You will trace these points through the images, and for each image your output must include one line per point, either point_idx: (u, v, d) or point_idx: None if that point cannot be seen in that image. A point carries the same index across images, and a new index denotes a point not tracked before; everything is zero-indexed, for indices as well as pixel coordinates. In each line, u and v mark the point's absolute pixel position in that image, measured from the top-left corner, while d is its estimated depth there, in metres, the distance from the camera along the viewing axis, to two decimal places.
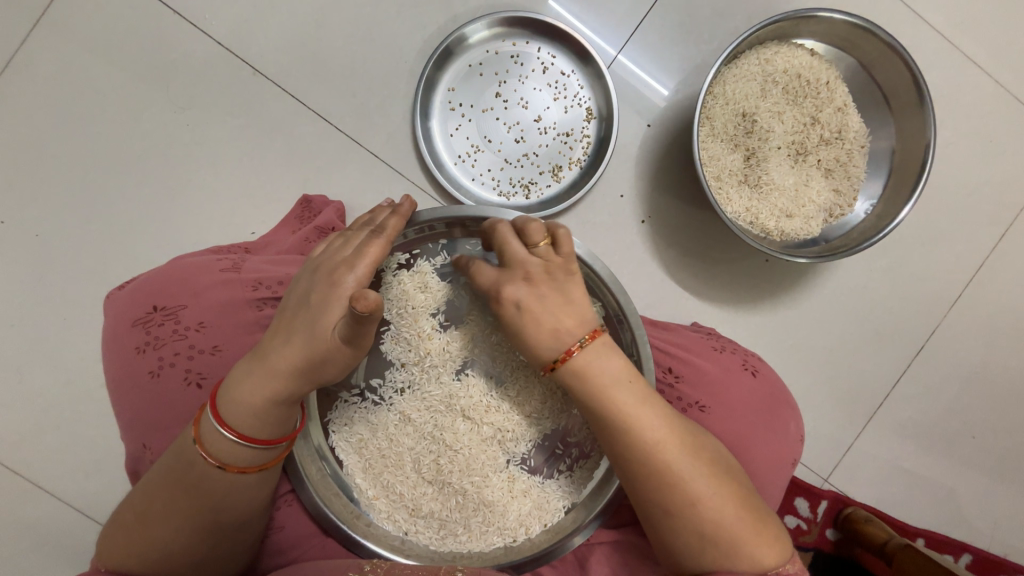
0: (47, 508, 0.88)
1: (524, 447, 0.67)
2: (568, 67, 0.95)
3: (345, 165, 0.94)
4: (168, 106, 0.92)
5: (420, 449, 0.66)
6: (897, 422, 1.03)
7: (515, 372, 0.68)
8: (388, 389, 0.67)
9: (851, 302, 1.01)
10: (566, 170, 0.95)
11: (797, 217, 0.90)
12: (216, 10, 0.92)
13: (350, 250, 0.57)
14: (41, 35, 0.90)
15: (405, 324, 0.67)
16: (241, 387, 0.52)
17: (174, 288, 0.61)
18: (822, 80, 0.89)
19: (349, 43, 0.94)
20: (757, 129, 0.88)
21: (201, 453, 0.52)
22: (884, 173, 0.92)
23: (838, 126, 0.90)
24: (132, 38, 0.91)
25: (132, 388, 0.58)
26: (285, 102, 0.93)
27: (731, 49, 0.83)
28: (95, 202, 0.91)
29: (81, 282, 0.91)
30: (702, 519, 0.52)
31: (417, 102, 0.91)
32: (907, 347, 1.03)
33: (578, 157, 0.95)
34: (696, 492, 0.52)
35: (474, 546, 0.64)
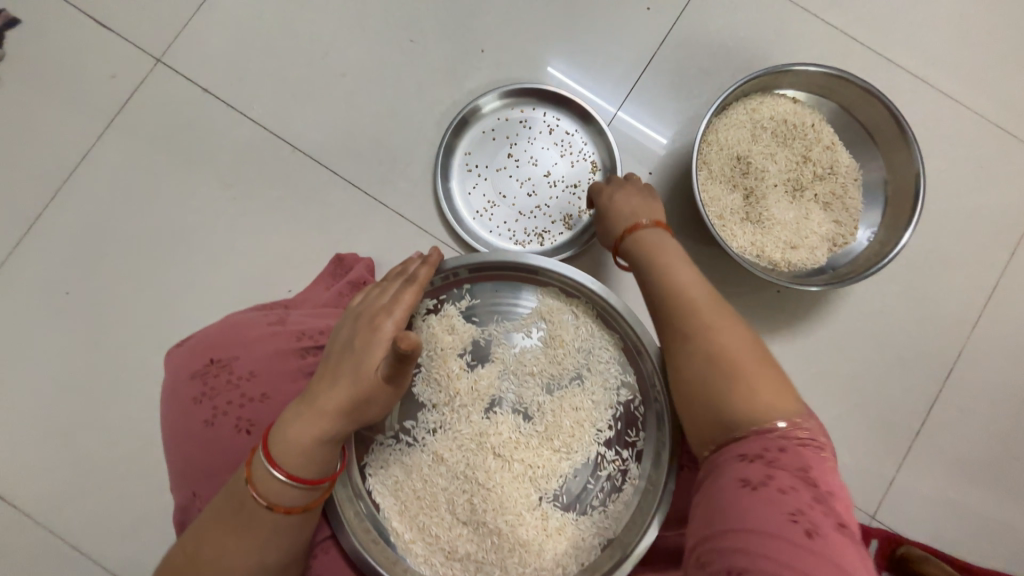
0: (90, 568, 0.90)
1: (557, 483, 0.68)
2: (571, 127, 1.05)
3: (373, 226, 1.03)
4: (217, 185, 1.03)
5: (454, 489, 0.67)
6: (938, 451, 1.00)
7: (543, 408, 0.71)
8: (421, 430, 0.70)
9: (869, 328, 1.02)
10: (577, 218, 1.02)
11: (801, 248, 0.94)
12: (262, 101, 1.06)
13: (389, 298, 0.63)
14: (112, 132, 1.04)
15: (435, 365, 0.71)
16: (291, 428, 0.56)
17: (228, 342, 0.66)
18: (807, 123, 0.97)
19: (376, 120, 1.06)
20: (752, 170, 0.95)
21: (251, 492, 0.54)
22: (880, 203, 0.96)
23: (830, 163, 0.96)
24: (190, 129, 1.05)
25: (188, 437, 0.62)
26: (320, 174, 1.04)
27: (719, 103, 0.92)
28: (150, 271, 1.01)
29: (133, 345, 0.98)
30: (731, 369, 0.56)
31: (438, 166, 1.02)
32: (934, 370, 1.02)
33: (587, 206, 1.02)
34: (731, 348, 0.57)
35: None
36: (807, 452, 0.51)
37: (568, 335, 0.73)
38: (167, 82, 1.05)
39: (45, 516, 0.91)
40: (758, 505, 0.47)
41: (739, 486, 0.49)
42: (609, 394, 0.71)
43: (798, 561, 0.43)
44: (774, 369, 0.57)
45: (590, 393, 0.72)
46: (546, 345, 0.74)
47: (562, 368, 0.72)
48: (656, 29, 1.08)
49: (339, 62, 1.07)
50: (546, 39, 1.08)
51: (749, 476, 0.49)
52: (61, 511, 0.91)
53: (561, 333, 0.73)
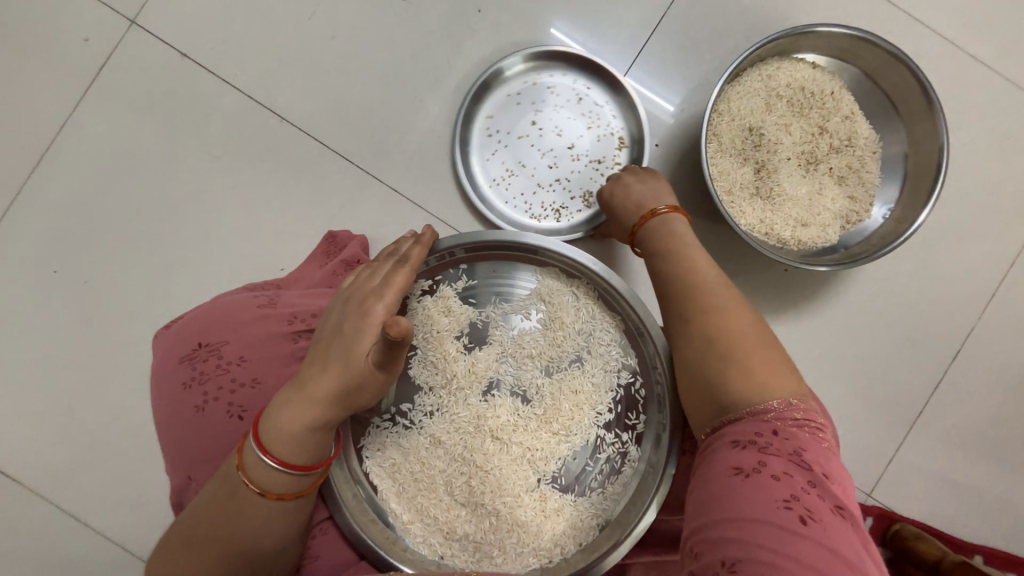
0: (96, 538, 0.91)
1: (556, 465, 0.68)
2: (602, 98, 0.99)
3: (367, 201, 0.99)
4: (203, 156, 0.99)
5: (452, 471, 0.67)
6: (939, 431, 0.99)
7: (542, 390, 0.70)
8: (418, 413, 0.69)
9: (877, 308, 0.99)
10: None
11: (812, 225, 0.90)
12: (245, 66, 0.99)
13: (379, 281, 0.60)
14: (89, 99, 0.99)
15: (431, 347, 0.69)
16: (279, 415, 0.55)
17: (217, 326, 0.64)
18: (826, 91, 0.91)
19: (368, 87, 1.00)
20: (765, 142, 0.90)
21: (242, 479, 0.54)
22: (899, 177, 0.91)
23: (848, 134, 0.91)
24: (172, 96, 0.99)
25: (179, 423, 0.61)
26: (309, 146, 0.99)
27: (733, 69, 0.86)
28: (138, 248, 0.98)
29: (126, 323, 0.96)
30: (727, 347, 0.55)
31: (459, 129, 0.96)
32: (941, 350, 0.99)
33: None
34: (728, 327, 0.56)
35: (509, 569, 0.64)
36: (799, 434, 0.49)
37: (567, 317, 0.71)
38: (144, 45, 0.99)
39: (50, 489, 0.92)
40: (750, 491, 0.45)
41: (731, 473, 0.47)
42: (608, 376, 0.70)
43: (789, 547, 0.41)
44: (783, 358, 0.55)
45: (589, 376, 0.70)
46: (546, 327, 0.72)
47: (561, 350, 0.70)
48: None
49: (326, 23, 1.00)
50: None
51: (741, 462, 0.47)
52: (65, 486, 0.92)
53: (561, 315, 0.71)
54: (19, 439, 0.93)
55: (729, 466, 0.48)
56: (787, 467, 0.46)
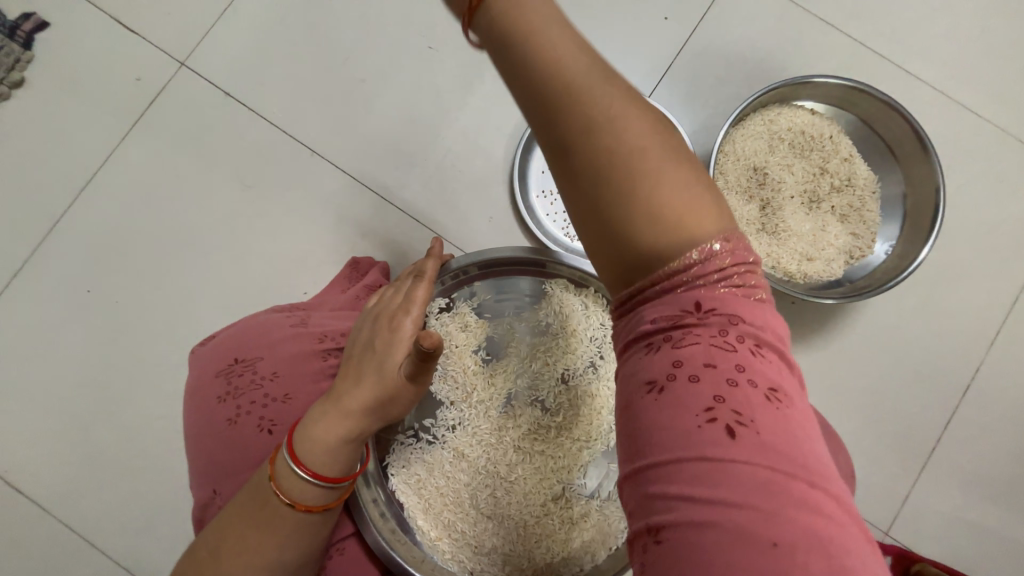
0: (112, 561, 0.93)
1: (578, 473, 0.71)
2: None
3: (390, 229, 1.04)
4: (237, 186, 1.05)
5: (476, 484, 0.70)
6: (953, 467, 0.99)
7: (560, 398, 0.73)
8: (440, 428, 0.73)
9: (885, 342, 1.01)
10: None
11: (817, 260, 0.94)
12: (282, 104, 1.07)
13: (403, 297, 0.64)
14: (135, 133, 1.06)
15: (451, 362, 0.74)
16: (314, 427, 0.56)
17: (252, 343, 0.68)
18: (825, 135, 0.97)
19: (394, 125, 1.07)
20: (768, 181, 0.95)
21: (274, 490, 0.55)
22: (899, 215, 0.95)
23: (847, 175, 0.96)
24: (212, 130, 1.06)
25: (211, 436, 0.64)
26: (338, 178, 1.05)
27: (737, 114, 0.92)
28: (170, 271, 1.03)
29: (154, 343, 1.00)
30: (655, 210, 0.36)
31: (526, 138, 1.03)
32: (951, 386, 1.00)
33: None
34: (636, 163, 0.36)
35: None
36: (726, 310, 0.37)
37: (579, 324, 0.74)
38: (189, 85, 1.07)
39: (72, 508, 0.95)
40: (669, 413, 0.35)
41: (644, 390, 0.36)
42: None
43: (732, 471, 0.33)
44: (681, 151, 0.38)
45: (603, 378, 0.73)
46: (558, 335, 0.75)
47: (575, 357, 0.74)
48: (673, 38, 1.09)
49: (358, 67, 1.08)
50: None
51: (653, 372, 0.36)
52: (85, 504, 0.95)
53: (573, 323, 0.74)
54: (48, 456, 0.97)
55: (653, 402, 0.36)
56: (708, 360, 0.36)
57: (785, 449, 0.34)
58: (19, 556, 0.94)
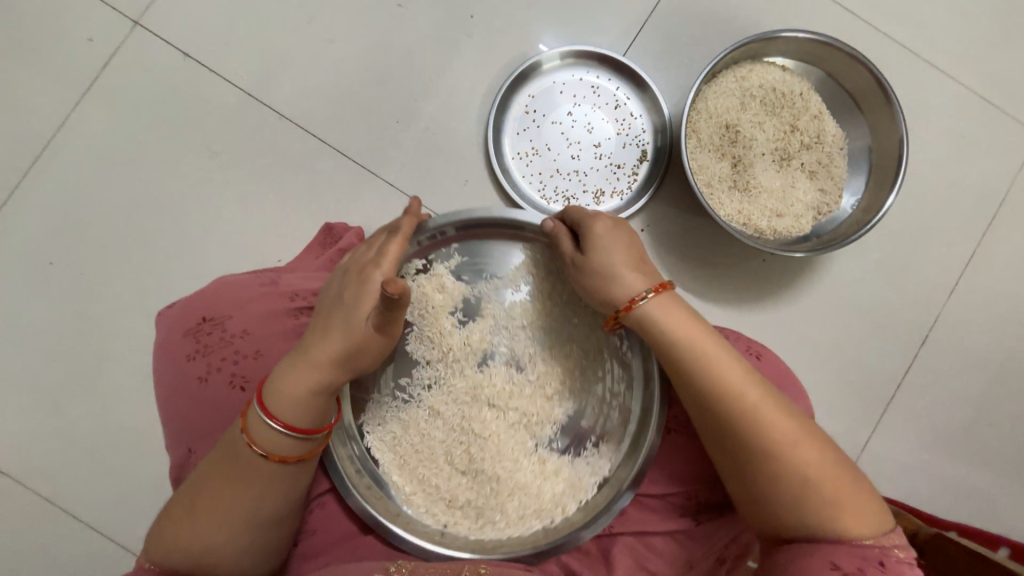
0: (95, 534, 0.94)
1: (551, 429, 0.73)
2: (639, 111, 1.04)
3: (363, 194, 1.02)
4: (202, 152, 1.02)
5: (451, 441, 0.72)
6: (912, 413, 1.04)
7: (535, 358, 0.75)
8: (417, 387, 0.74)
9: (851, 295, 1.05)
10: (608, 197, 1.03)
11: (786, 216, 0.96)
12: (245, 65, 1.03)
13: (375, 252, 0.63)
14: (89, 97, 1.01)
15: (427, 323, 0.75)
16: (285, 379, 0.57)
17: (221, 302, 0.67)
18: (796, 91, 0.97)
19: (364, 86, 1.04)
20: (740, 138, 0.96)
21: (247, 442, 0.56)
22: (865, 171, 0.98)
23: (816, 131, 0.98)
24: (172, 94, 1.02)
25: (183, 395, 0.64)
26: (308, 142, 1.03)
27: (709, 70, 0.92)
28: (135, 241, 1.00)
29: (123, 314, 0.98)
30: (809, 490, 0.52)
31: (500, 97, 1.02)
32: (912, 336, 1.05)
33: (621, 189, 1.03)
34: (800, 459, 0.53)
35: (512, 531, 0.68)
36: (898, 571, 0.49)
37: (555, 287, 0.76)
38: (146, 46, 1.02)
39: (49, 483, 0.95)
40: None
41: (833, 572, 0.48)
42: (600, 341, 0.74)
43: None
44: (819, 442, 0.55)
45: (579, 339, 0.75)
46: (534, 298, 0.76)
47: (552, 320, 0.75)
48: None
49: (325, 26, 1.04)
50: (537, 5, 1.06)
51: (840, 562, 0.49)
52: (63, 479, 0.95)
53: (549, 286, 0.76)
54: (18, 430, 0.95)
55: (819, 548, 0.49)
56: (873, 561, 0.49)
57: None
58: None
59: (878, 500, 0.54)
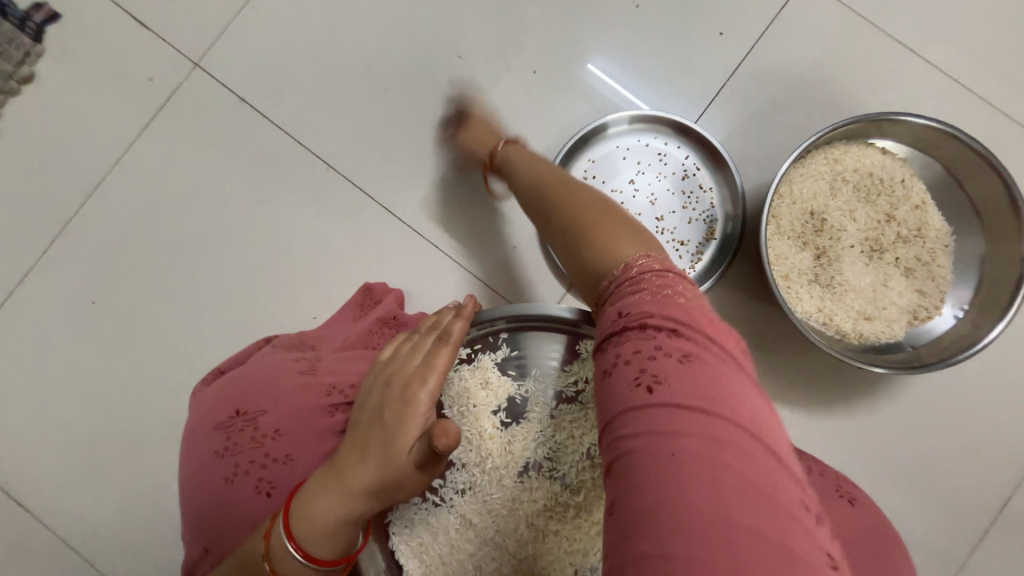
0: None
1: (595, 557, 0.65)
2: (709, 183, 0.95)
3: (406, 253, 0.97)
4: (248, 198, 0.99)
5: (483, 558, 0.65)
6: (1006, 555, 0.89)
7: (584, 476, 0.67)
8: (449, 490, 0.68)
9: (941, 409, 0.92)
10: None
11: (876, 319, 0.84)
12: (299, 112, 1.00)
13: (422, 360, 0.58)
14: (145, 135, 1.01)
15: (467, 421, 0.69)
16: (315, 505, 0.51)
17: (256, 393, 0.63)
18: (897, 179, 0.86)
19: (417, 139, 0.99)
20: (827, 228, 0.86)
21: (268, 570, 0.50)
22: (974, 274, 0.85)
23: (917, 225, 0.86)
24: (224, 136, 1.00)
25: (206, 495, 0.59)
26: (354, 194, 0.99)
27: (799, 153, 0.81)
28: (175, 284, 0.98)
29: (156, 360, 0.96)
30: (618, 258, 0.53)
31: (559, 161, 0.94)
32: (1014, 463, 0.90)
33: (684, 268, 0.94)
34: (607, 235, 0.56)
35: None
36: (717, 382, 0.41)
37: None
38: (204, 86, 1.01)
39: (73, 526, 0.93)
40: (668, 403, 0.40)
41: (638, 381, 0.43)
42: None
43: (698, 470, 0.37)
44: (643, 242, 0.55)
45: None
46: (587, 404, 0.70)
47: None
48: (729, 57, 0.98)
49: (382, 74, 1.00)
50: (607, 62, 0.99)
51: (654, 367, 0.43)
52: (87, 523, 0.93)
53: None
54: (46, 469, 0.95)
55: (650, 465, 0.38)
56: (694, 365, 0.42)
57: (748, 456, 0.38)
58: (15, 567, 0.93)
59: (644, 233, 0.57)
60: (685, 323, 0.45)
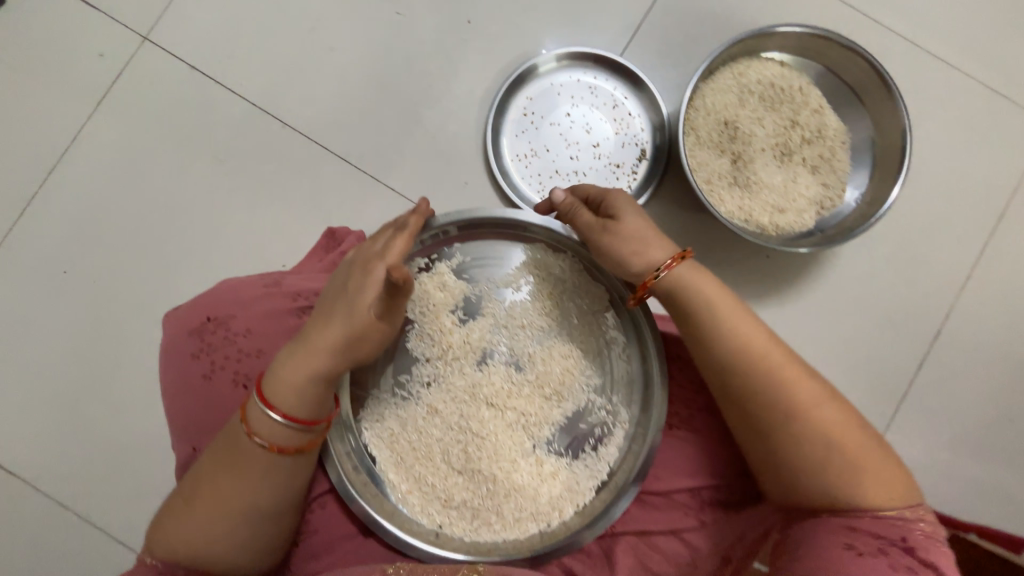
0: (110, 538, 0.95)
1: (549, 431, 0.73)
2: (636, 110, 1.04)
3: (365, 199, 1.04)
4: (208, 161, 1.04)
5: (449, 440, 0.72)
6: (924, 412, 1.01)
7: (534, 358, 0.75)
8: (416, 383, 0.74)
9: (857, 291, 1.03)
10: None
11: (788, 211, 0.95)
12: (251, 76, 1.06)
13: (381, 245, 0.63)
14: (101, 111, 1.05)
15: (428, 321, 0.76)
16: (285, 367, 0.58)
17: (225, 302, 0.69)
18: (795, 87, 0.97)
19: (366, 93, 1.06)
20: (739, 134, 0.96)
21: (246, 431, 0.57)
22: (868, 163, 0.96)
23: (818, 126, 0.97)
24: (180, 105, 1.05)
25: (186, 393, 0.65)
26: (310, 149, 1.05)
27: (705, 67, 0.92)
28: (144, 249, 1.02)
29: (132, 320, 1.00)
30: (825, 448, 0.57)
31: (498, 100, 1.02)
32: (923, 331, 1.03)
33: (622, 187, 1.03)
34: (823, 419, 0.58)
35: (508, 533, 0.70)
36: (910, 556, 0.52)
37: (555, 289, 0.77)
38: (155, 60, 1.06)
39: (65, 486, 0.97)
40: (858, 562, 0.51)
41: (844, 548, 0.52)
42: (598, 343, 0.76)
43: None
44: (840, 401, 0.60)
45: (577, 342, 0.76)
46: (534, 300, 0.77)
47: (551, 321, 0.77)
48: None
49: (327, 35, 1.07)
50: (535, 9, 1.07)
51: (852, 539, 0.53)
52: (78, 482, 0.97)
53: (548, 286, 0.77)
54: (31, 436, 0.98)
55: (896, 538, 0.53)
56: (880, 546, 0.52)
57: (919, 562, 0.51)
58: (9, 533, 0.96)
59: (896, 461, 0.58)
60: (900, 524, 0.54)
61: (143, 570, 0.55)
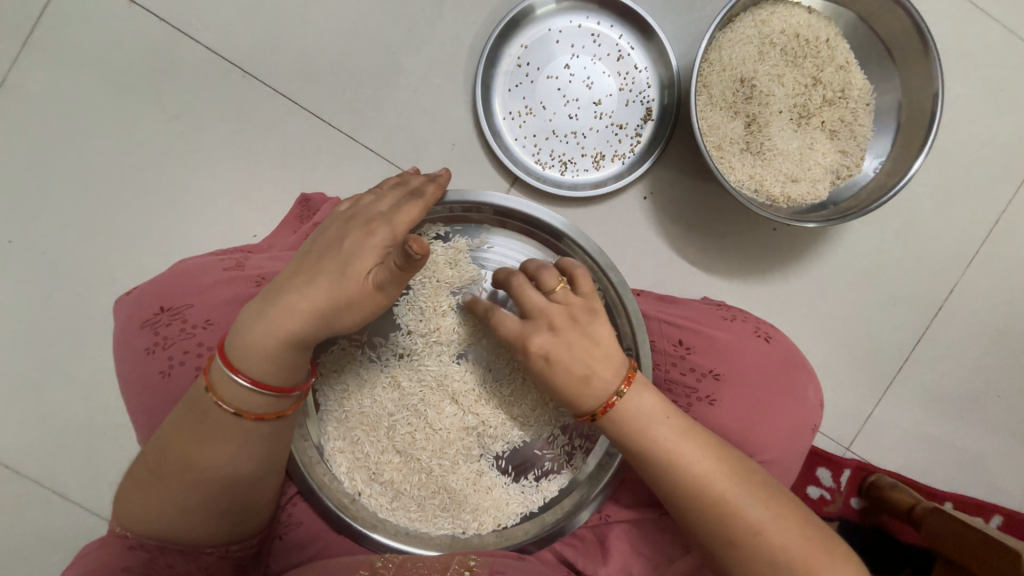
0: (92, 518, 0.92)
1: (501, 446, 0.70)
2: (643, 63, 0.93)
3: (342, 162, 0.94)
4: (160, 115, 0.92)
5: (400, 417, 0.69)
6: (917, 388, 1.01)
7: (514, 373, 0.70)
8: (388, 350, 0.70)
9: (863, 266, 0.99)
10: (609, 161, 0.94)
11: (802, 181, 0.87)
12: (202, 15, 0.92)
13: (387, 206, 0.58)
14: (29, 54, 0.91)
15: (425, 294, 0.70)
16: (253, 330, 0.53)
17: (180, 289, 0.62)
18: (821, 38, 0.87)
19: (337, 38, 0.93)
20: (756, 94, 0.86)
21: (214, 400, 0.52)
22: (892, 129, 0.89)
23: (841, 85, 0.87)
24: (122, 50, 0.92)
25: (144, 390, 0.59)
26: (276, 103, 0.93)
27: (725, 13, 0.81)
28: (96, 215, 0.92)
29: (91, 295, 0.93)
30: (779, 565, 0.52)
31: (489, 48, 0.90)
32: (925, 307, 1.00)
33: (624, 151, 0.94)
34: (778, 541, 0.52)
35: (422, 527, 0.68)
36: None
37: None
38: None
39: (37, 468, 0.92)
40: None
41: None
42: None
43: None
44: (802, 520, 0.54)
45: None
46: None
47: None
48: None
49: None
50: None
51: None
52: (50, 464, 0.92)
53: None
54: None
55: None
56: None
57: None
58: None
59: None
60: None
61: (113, 540, 0.52)
